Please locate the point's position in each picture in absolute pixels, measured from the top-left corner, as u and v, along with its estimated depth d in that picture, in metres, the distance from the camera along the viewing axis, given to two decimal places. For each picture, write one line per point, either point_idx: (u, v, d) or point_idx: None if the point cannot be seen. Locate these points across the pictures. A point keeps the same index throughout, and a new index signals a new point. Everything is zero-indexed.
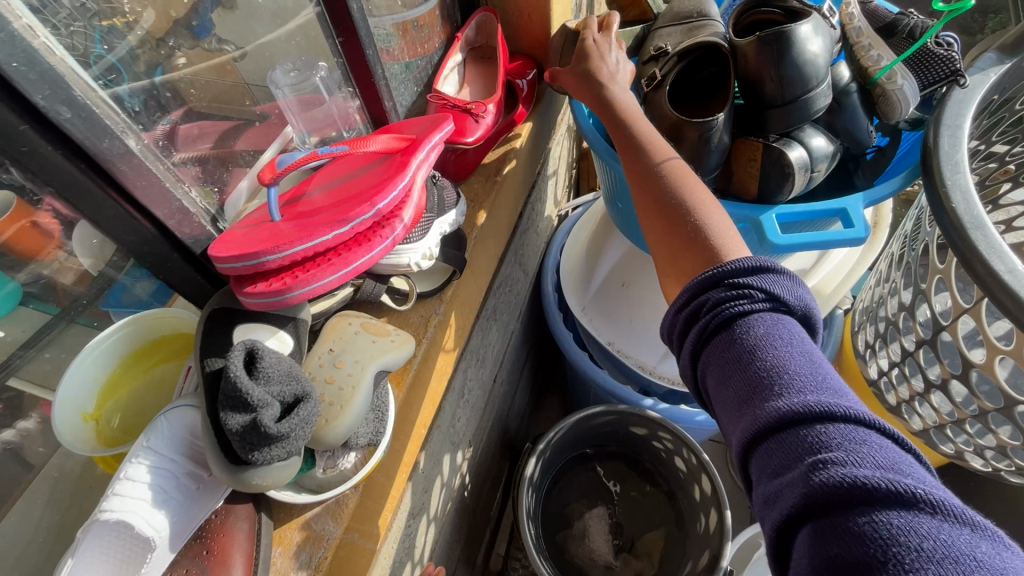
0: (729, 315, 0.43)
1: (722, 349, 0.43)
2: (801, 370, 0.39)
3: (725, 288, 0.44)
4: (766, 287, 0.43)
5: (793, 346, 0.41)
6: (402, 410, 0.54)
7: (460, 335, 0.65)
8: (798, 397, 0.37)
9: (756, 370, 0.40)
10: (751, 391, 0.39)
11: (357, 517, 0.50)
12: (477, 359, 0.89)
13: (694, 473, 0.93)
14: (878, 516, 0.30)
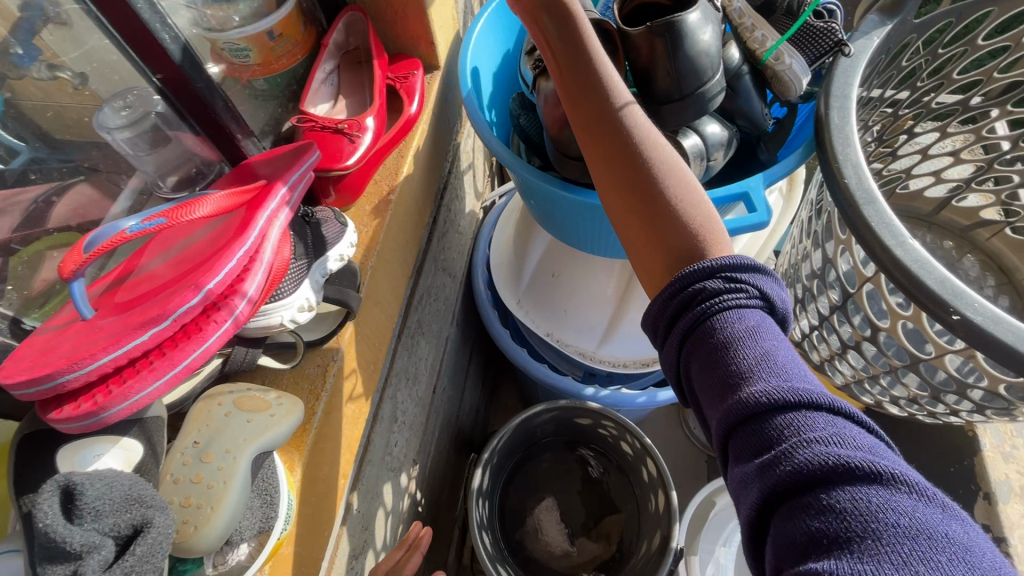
0: (722, 305, 0.40)
1: (709, 336, 0.40)
2: (789, 361, 0.37)
3: (720, 278, 0.41)
4: (759, 283, 0.41)
5: (782, 340, 0.39)
6: (307, 473, 0.50)
7: (368, 371, 0.61)
8: (787, 383, 0.35)
9: (746, 356, 0.37)
10: (739, 376, 0.37)
11: None
12: (407, 379, 0.85)
13: (640, 455, 0.94)
14: (858, 491, 0.29)
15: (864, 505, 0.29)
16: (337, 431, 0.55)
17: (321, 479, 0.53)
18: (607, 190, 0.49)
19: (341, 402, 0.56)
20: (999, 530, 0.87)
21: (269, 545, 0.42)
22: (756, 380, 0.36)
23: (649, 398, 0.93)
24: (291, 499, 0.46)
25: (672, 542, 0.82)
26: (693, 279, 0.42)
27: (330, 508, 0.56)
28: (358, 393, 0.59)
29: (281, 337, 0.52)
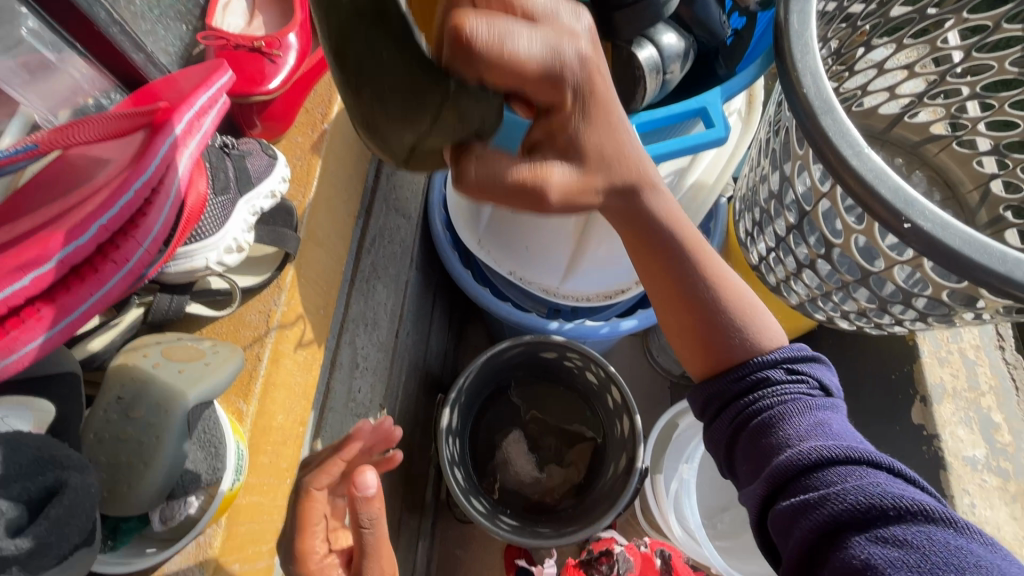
0: (784, 395, 0.48)
1: (763, 407, 0.48)
2: (837, 427, 0.46)
3: (784, 368, 0.49)
4: (815, 375, 0.50)
5: (829, 409, 0.48)
6: (258, 421, 0.48)
7: (317, 317, 0.58)
8: (840, 444, 0.44)
9: (801, 424, 0.46)
10: (797, 438, 0.45)
11: (232, 546, 0.45)
12: (365, 324, 0.82)
13: (604, 384, 0.95)
14: (913, 526, 0.38)
15: (924, 536, 0.37)
16: (288, 378, 0.53)
17: (275, 427, 0.51)
18: (657, 296, 0.51)
19: (290, 349, 0.53)
20: (933, 429, 0.95)
21: (218, 497, 0.40)
22: (803, 437, 0.45)
23: (612, 329, 0.94)
24: (242, 450, 0.44)
25: (637, 463, 0.86)
26: (751, 363, 0.50)
27: (290, 456, 0.54)
28: (309, 338, 0.57)
29: (213, 283, 0.48)
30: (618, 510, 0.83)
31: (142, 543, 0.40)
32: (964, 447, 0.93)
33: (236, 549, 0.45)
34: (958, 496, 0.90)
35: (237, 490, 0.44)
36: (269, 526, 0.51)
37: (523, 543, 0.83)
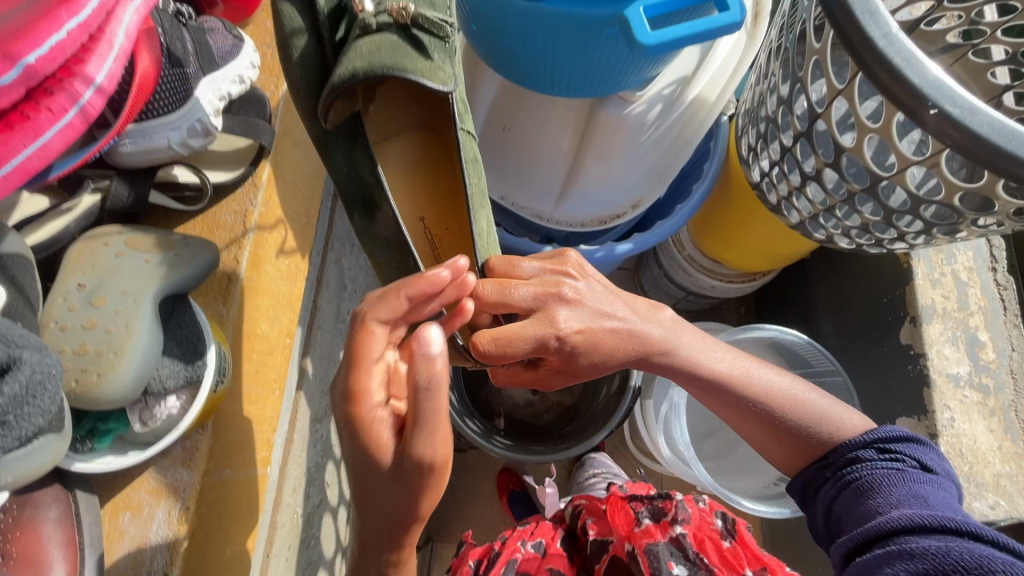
0: (872, 468, 0.48)
1: (852, 474, 0.49)
2: (937, 500, 0.44)
3: (873, 448, 0.49)
4: (917, 455, 0.48)
5: (931, 485, 0.46)
6: (240, 327, 0.45)
7: (297, 224, 0.54)
8: (930, 510, 0.42)
9: (888, 495, 0.45)
10: (884, 506, 0.45)
11: (221, 453, 0.44)
12: (351, 245, 0.79)
13: None
14: None
15: None
16: (270, 286, 0.50)
17: (259, 336, 0.49)
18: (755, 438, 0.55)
19: (271, 255, 0.50)
20: (920, 348, 0.96)
21: (199, 400, 0.37)
22: (895, 500, 0.45)
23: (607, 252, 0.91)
24: (224, 353, 0.41)
25: (630, 382, 0.85)
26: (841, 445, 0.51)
27: (277, 368, 0.52)
28: (291, 246, 0.53)
29: (179, 175, 0.44)
30: (613, 426, 0.84)
31: (123, 445, 0.38)
32: (949, 365, 0.94)
33: (226, 455, 0.44)
34: (940, 411, 0.92)
35: (220, 397, 0.41)
36: (260, 436, 0.50)
37: (519, 459, 0.84)
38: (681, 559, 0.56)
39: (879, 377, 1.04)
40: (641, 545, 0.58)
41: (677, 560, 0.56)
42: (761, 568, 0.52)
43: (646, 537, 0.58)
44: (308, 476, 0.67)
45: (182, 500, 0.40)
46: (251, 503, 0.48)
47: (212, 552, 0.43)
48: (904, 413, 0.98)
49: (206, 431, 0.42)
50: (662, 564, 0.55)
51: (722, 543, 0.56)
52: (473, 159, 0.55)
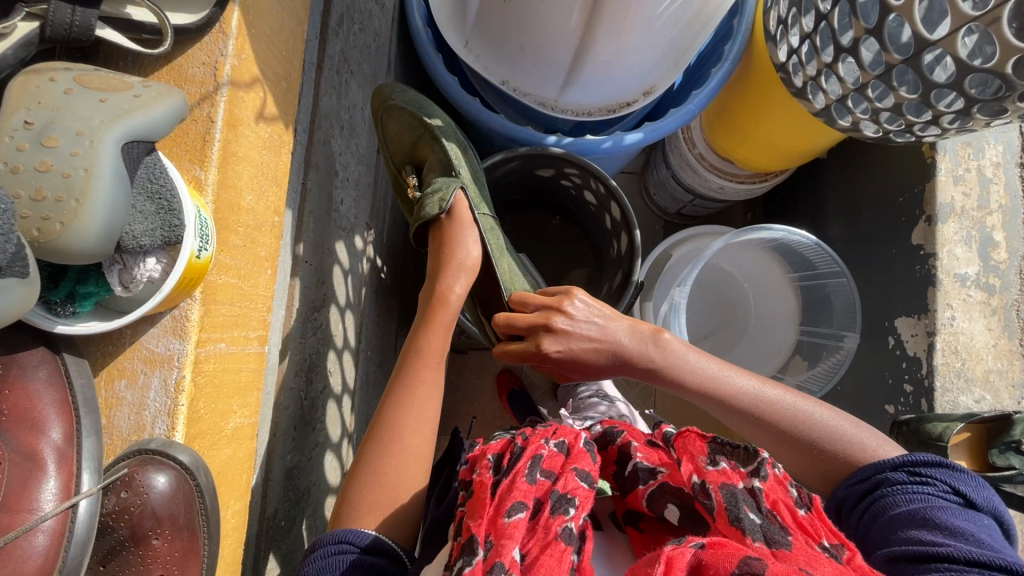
0: (909, 493, 0.48)
1: (888, 499, 0.49)
2: (979, 535, 0.44)
3: (907, 471, 0.49)
4: (953, 482, 0.48)
5: (970, 517, 0.46)
6: (223, 194, 0.42)
7: (275, 87, 0.48)
8: (978, 549, 0.43)
9: (929, 524, 0.45)
10: (925, 535, 0.45)
11: (215, 325, 0.42)
12: (341, 126, 0.72)
13: (603, 203, 0.89)
14: None
15: None
16: (252, 154, 0.45)
17: (244, 208, 0.45)
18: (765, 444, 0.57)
19: (250, 118, 0.45)
20: (931, 248, 0.94)
21: (180, 261, 0.35)
22: (934, 529, 0.45)
23: (616, 141, 0.84)
24: (205, 216, 0.38)
25: (633, 277, 0.83)
26: (873, 467, 0.51)
27: (267, 244, 0.49)
28: (271, 111, 0.48)
29: (133, 14, 0.40)
30: None
31: (106, 312, 0.37)
32: (958, 265, 0.93)
33: (218, 327, 0.43)
34: (941, 310, 0.92)
35: (206, 263, 0.39)
36: (254, 313, 0.48)
37: None
38: (754, 508, 0.45)
39: (883, 278, 1.03)
40: (710, 484, 0.47)
41: (752, 507, 0.45)
42: (837, 543, 0.43)
43: (721, 478, 0.47)
44: (309, 361, 0.67)
45: (177, 368, 0.39)
46: (250, 377, 0.48)
47: (213, 420, 0.43)
48: (904, 313, 0.98)
49: (194, 301, 0.40)
50: (735, 507, 0.45)
51: (799, 509, 0.45)
52: (490, 229, 0.75)
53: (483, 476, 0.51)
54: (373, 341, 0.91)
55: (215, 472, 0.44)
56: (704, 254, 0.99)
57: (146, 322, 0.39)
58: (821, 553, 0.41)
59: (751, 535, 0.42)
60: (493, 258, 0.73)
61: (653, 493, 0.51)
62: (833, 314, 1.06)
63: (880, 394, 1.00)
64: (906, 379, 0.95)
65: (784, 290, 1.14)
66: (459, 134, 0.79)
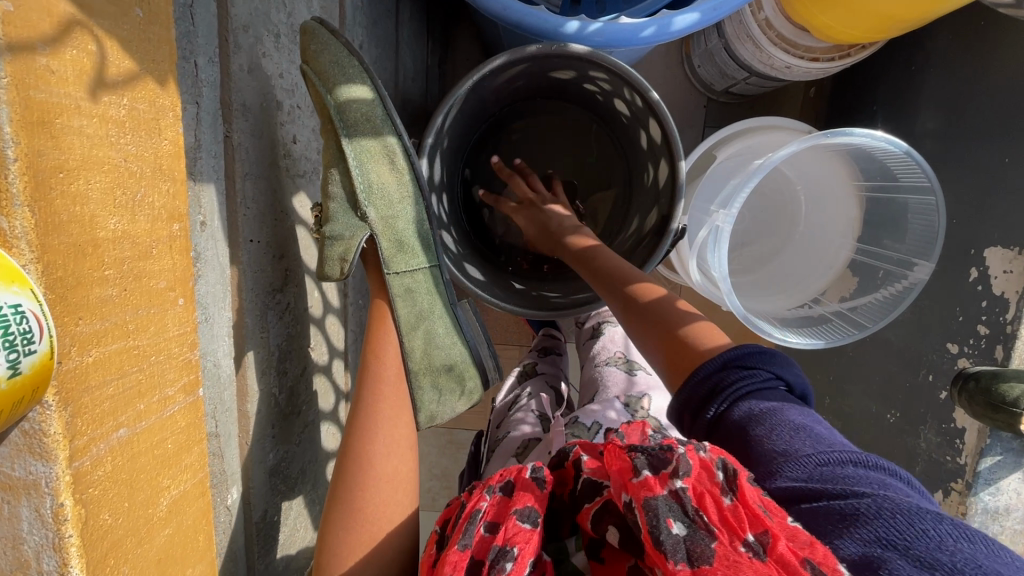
0: (744, 395, 0.41)
1: (731, 417, 0.40)
2: (812, 427, 0.38)
3: (738, 368, 0.42)
4: (775, 370, 0.42)
5: (795, 406, 0.40)
6: (53, 241, 0.27)
7: (104, 21, 0.29)
8: (818, 447, 0.35)
9: (768, 428, 0.37)
10: (774, 447, 0.36)
11: (96, 417, 0.30)
12: (275, 32, 0.50)
13: (640, 117, 0.68)
14: (937, 532, 0.28)
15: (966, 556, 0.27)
16: (99, 153, 0.29)
17: (107, 240, 0.30)
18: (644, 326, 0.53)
19: (77, 99, 0.27)
20: None
21: None
22: (775, 437, 0.37)
23: (662, 27, 0.58)
24: (22, 303, 0.24)
25: (672, 222, 0.64)
26: (705, 370, 0.44)
27: (156, 269, 0.34)
28: (120, 71, 0.30)
29: None
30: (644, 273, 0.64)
31: None
32: None
33: (108, 415, 0.31)
34: None
35: (48, 360, 0.26)
36: (167, 363, 0.36)
37: (528, 316, 0.68)
38: (680, 517, 0.32)
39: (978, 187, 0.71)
40: (635, 502, 0.34)
41: (677, 516, 0.32)
42: (763, 533, 0.30)
43: (640, 487, 0.34)
44: (278, 353, 0.56)
45: (49, 496, 0.29)
46: (180, 440, 0.38)
47: (134, 518, 0.34)
48: (998, 242, 0.69)
49: (52, 408, 0.28)
50: (655, 524, 0.32)
51: (724, 499, 0.32)
52: (405, 292, 0.54)
53: (423, 557, 0.41)
54: (360, 288, 0.76)
55: (153, 562, 0.36)
56: (767, 162, 0.71)
57: None
58: (744, 556, 0.29)
59: (672, 557, 0.31)
60: (401, 334, 0.54)
61: (597, 514, 0.39)
62: (904, 233, 0.76)
63: (942, 328, 0.75)
64: (980, 321, 0.71)
65: (845, 201, 0.81)
66: (391, 144, 0.53)
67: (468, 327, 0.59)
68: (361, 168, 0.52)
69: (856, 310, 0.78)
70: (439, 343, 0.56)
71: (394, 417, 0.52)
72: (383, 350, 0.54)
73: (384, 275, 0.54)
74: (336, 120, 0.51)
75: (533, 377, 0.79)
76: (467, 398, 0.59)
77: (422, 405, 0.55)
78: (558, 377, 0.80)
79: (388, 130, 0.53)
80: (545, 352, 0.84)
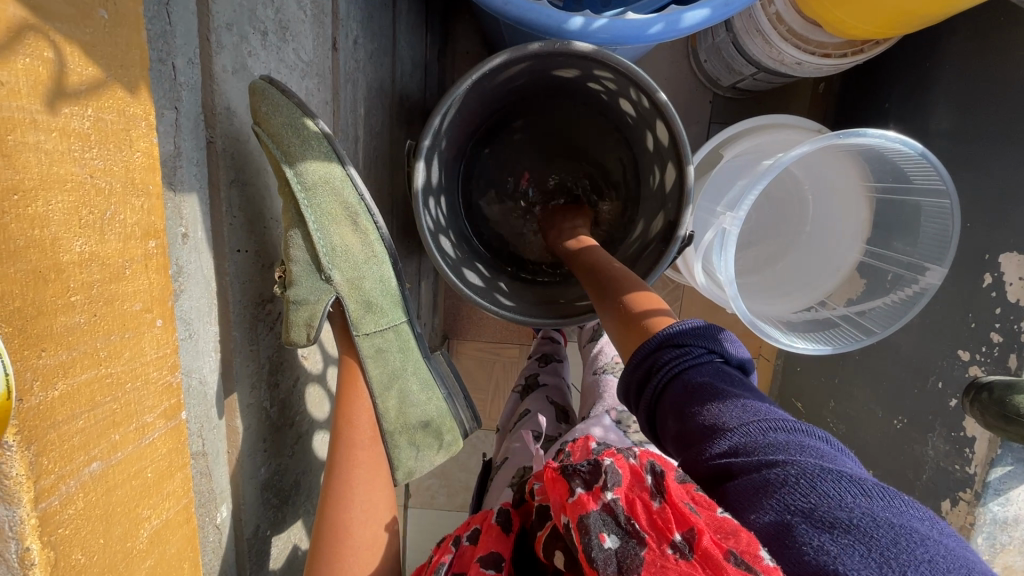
0: (675, 375, 0.38)
1: (667, 392, 0.38)
2: (738, 395, 0.36)
3: (671, 348, 0.40)
4: (702, 339, 0.39)
5: (726, 375, 0.37)
6: (9, 270, 0.25)
7: (61, 23, 0.26)
8: (740, 419, 0.33)
9: (694, 406, 0.35)
10: (699, 426, 0.34)
11: (64, 454, 0.28)
12: (261, 29, 0.47)
13: (646, 118, 0.65)
14: (846, 504, 0.27)
15: (874, 523, 0.26)
16: (60, 169, 0.27)
17: (73, 263, 0.28)
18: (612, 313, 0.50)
19: (31, 112, 0.25)
20: None
21: None
22: (697, 414, 0.35)
23: (670, 24, 0.55)
24: None
25: (681, 230, 0.62)
26: (644, 351, 0.41)
27: (126, 290, 0.31)
28: (83, 79, 0.27)
29: None
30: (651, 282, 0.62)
31: None
32: None
33: (78, 450, 0.29)
34: None
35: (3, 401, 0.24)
36: (145, 390, 0.34)
37: (529, 323, 0.65)
38: (613, 529, 0.32)
39: (994, 190, 0.68)
40: (572, 523, 0.33)
41: (610, 529, 0.32)
42: (689, 532, 0.29)
43: (573, 505, 0.34)
44: (269, 365, 0.53)
45: (13, 540, 0.26)
46: (161, 469, 0.36)
47: (111, 554, 0.32)
48: (1013, 247, 0.66)
49: (12, 448, 0.25)
50: (588, 540, 0.32)
51: (653, 502, 0.32)
52: (376, 354, 0.52)
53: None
54: None
55: None
56: (776, 165, 0.68)
57: None
58: (671, 560, 0.29)
59: (605, 571, 0.30)
60: (373, 396, 0.52)
61: (548, 540, 0.37)
62: (917, 236, 0.73)
63: (953, 335, 0.72)
64: (992, 327, 0.67)
65: (854, 203, 0.78)
66: (353, 206, 0.50)
67: (443, 379, 0.58)
68: (323, 231, 0.48)
69: (865, 315, 0.76)
70: (414, 399, 0.55)
71: (371, 478, 0.51)
72: (354, 415, 0.52)
73: (353, 337, 0.52)
74: (295, 188, 0.47)
75: (535, 389, 0.77)
76: (446, 449, 0.58)
77: (399, 461, 0.55)
78: (560, 387, 0.78)
79: (349, 192, 0.49)
80: (546, 359, 0.82)
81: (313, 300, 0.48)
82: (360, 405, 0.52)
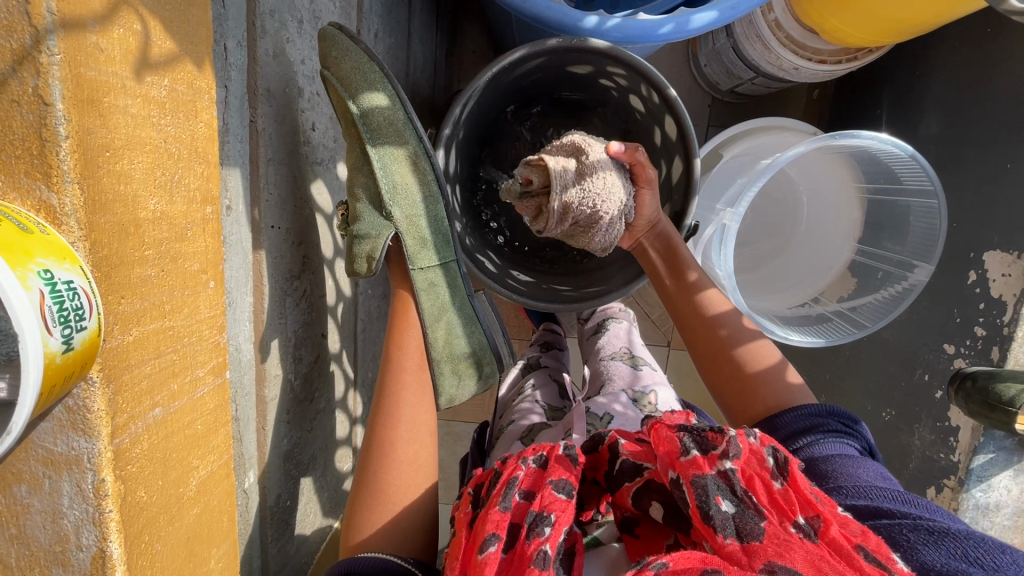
0: (833, 440, 0.45)
1: (821, 449, 0.45)
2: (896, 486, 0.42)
3: (832, 421, 0.47)
4: (863, 440, 0.47)
5: (880, 471, 0.44)
6: (99, 220, 0.27)
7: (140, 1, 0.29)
8: (901, 492, 0.39)
9: (855, 471, 0.42)
10: (861, 485, 0.40)
11: (132, 396, 0.31)
12: (297, 18, 0.50)
13: (655, 114, 0.69)
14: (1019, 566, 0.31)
15: None
16: (142, 134, 0.29)
17: (148, 220, 0.30)
18: (724, 377, 0.55)
19: (123, 78, 0.27)
20: None
21: (31, 371, 0.24)
22: (860, 475, 0.41)
23: (681, 24, 0.58)
24: (74, 279, 0.25)
25: (687, 219, 0.66)
26: (803, 409, 0.49)
27: (186, 252, 0.33)
28: (162, 52, 0.30)
29: None
30: None
31: None
32: None
33: (145, 394, 0.32)
34: None
35: (95, 337, 0.27)
36: (199, 346, 0.36)
37: (535, 306, 0.69)
38: (728, 496, 0.34)
39: (977, 192, 0.72)
40: (682, 479, 0.36)
41: (724, 495, 0.34)
42: (814, 517, 0.33)
43: (691, 469, 0.35)
44: (295, 339, 0.55)
45: (90, 471, 0.29)
46: (209, 422, 0.38)
47: (166, 496, 0.34)
48: (997, 246, 0.69)
49: (95, 384, 0.28)
50: (705, 501, 0.34)
51: (776, 482, 0.34)
52: (430, 285, 0.55)
53: (460, 515, 0.42)
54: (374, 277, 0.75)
55: (183, 540, 0.36)
56: (773, 163, 0.71)
57: (33, 418, 0.29)
58: (794, 535, 0.32)
59: (721, 532, 0.33)
60: (425, 326, 0.54)
61: (638, 492, 0.41)
62: (906, 234, 0.76)
63: (939, 329, 0.76)
64: (977, 322, 0.71)
65: (845, 201, 0.82)
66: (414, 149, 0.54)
67: (484, 317, 0.61)
68: (384, 169, 0.52)
69: (857, 311, 0.79)
70: (460, 332, 0.57)
71: (417, 405, 0.53)
72: (405, 340, 0.55)
73: (409, 270, 0.55)
74: (359, 126, 0.52)
75: (536, 369, 0.79)
76: (484, 380, 0.60)
77: (443, 389, 0.56)
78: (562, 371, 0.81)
79: (410, 134, 0.54)
80: (547, 347, 0.85)
81: (369, 230, 0.52)
82: (412, 333, 0.55)
